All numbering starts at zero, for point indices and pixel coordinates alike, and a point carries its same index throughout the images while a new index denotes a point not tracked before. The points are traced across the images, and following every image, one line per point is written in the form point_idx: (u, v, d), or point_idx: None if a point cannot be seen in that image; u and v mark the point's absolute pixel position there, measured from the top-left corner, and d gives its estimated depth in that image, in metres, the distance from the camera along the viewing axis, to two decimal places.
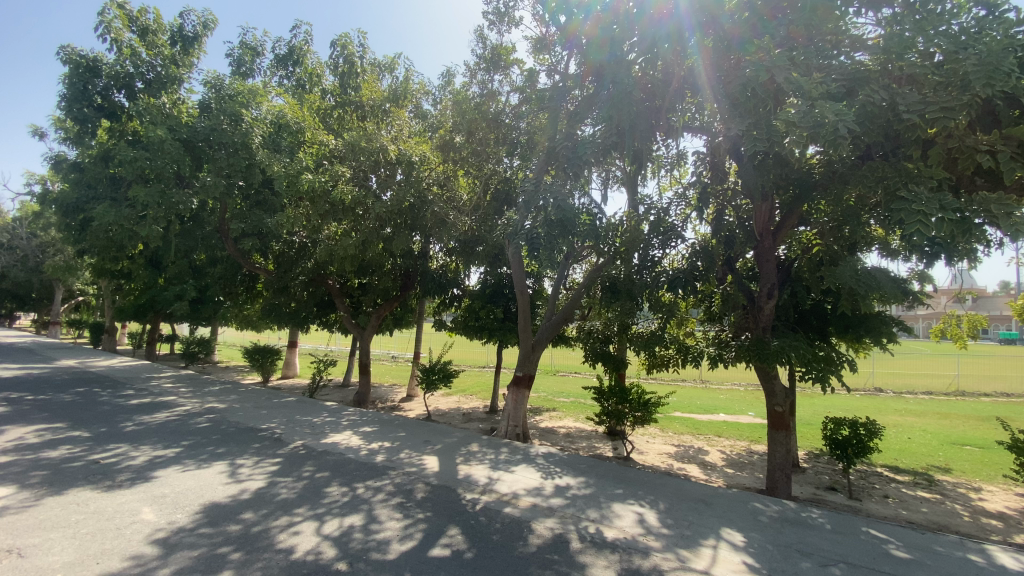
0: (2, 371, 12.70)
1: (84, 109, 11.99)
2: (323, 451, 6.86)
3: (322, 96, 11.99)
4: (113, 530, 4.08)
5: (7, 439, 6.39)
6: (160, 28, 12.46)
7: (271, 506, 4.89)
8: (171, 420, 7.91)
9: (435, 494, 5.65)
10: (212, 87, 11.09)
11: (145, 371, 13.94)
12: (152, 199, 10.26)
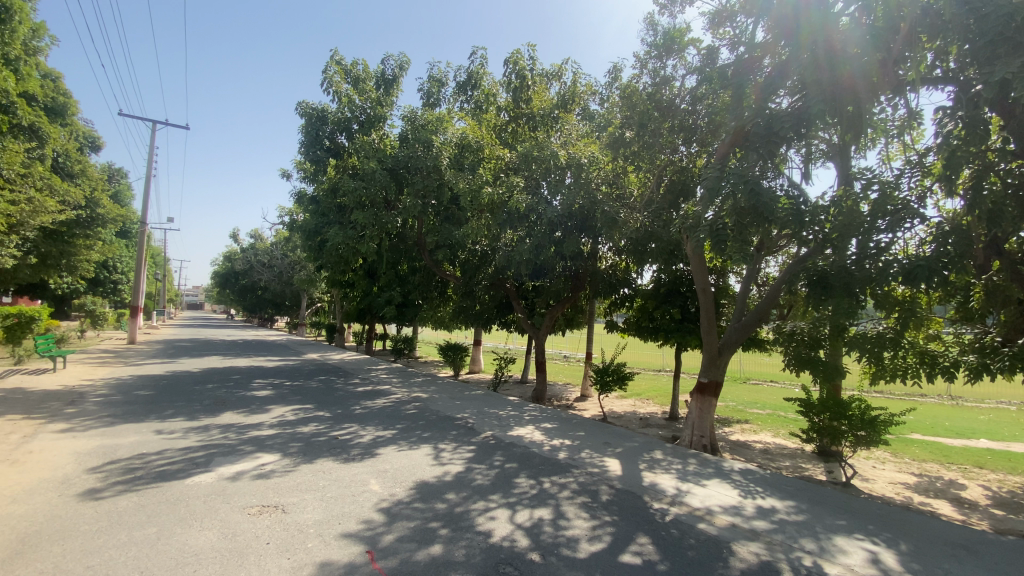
0: (273, 362, 16.47)
1: (318, 151, 14.88)
2: (510, 443, 7.24)
3: (497, 113, 12.82)
4: (350, 496, 4.86)
5: (278, 414, 8.20)
6: (368, 76, 14.78)
7: (469, 490, 5.31)
8: (387, 406, 9.25)
9: (621, 498, 5.49)
10: (408, 119, 12.78)
11: (366, 364, 16.66)
12: (368, 221, 12.25)
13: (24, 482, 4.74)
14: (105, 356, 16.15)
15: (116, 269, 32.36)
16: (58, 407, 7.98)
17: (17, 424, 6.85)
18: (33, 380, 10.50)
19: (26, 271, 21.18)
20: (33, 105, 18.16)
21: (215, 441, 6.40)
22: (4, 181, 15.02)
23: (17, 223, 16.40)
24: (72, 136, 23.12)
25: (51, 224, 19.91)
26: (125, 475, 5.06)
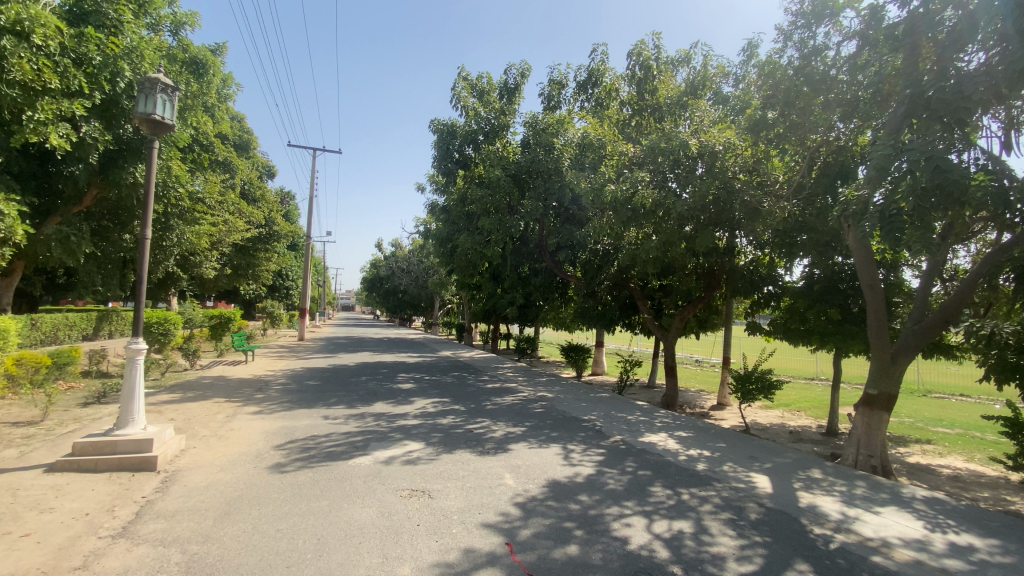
0: (412, 358, 17.99)
1: (448, 164, 15.95)
2: (642, 449, 6.98)
3: (620, 108, 12.50)
4: (487, 488, 5.08)
5: (420, 406, 8.92)
6: (492, 87, 15.45)
7: (602, 493, 5.21)
8: (516, 403, 9.54)
9: (772, 518, 4.96)
10: (530, 124, 13.08)
11: (494, 362, 17.38)
12: (494, 226, 12.77)
13: (230, 454, 5.75)
14: (282, 350, 19.08)
15: (288, 277, 38.09)
16: (251, 393, 9.60)
17: (224, 405, 8.37)
18: (233, 369, 12.78)
19: (225, 281, 25.92)
20: (229, 145, 22.21)
21: (369, 428, 7.16)
22: (210, 208, 18.58)
23: (219, 241, 20.17)
24: (255, 168, 27.81)
25: (242, 241, 24.13)
26: (301, 453, 5.89)
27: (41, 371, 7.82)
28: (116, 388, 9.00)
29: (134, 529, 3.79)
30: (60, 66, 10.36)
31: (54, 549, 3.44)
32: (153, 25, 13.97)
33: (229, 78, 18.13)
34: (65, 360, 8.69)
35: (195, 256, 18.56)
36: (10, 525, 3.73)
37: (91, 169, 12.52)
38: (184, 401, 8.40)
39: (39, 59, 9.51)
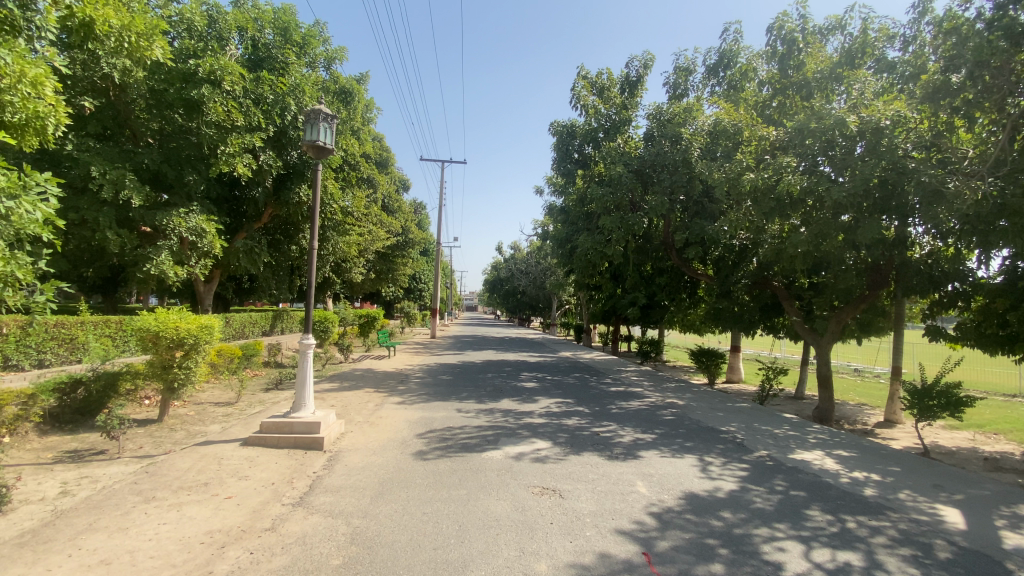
0: (535, 358, 18.36)
1: (567, 165, 15.98)
2: (792, 467, 6.25)
3: (757, 89, 11.46)
4: (619, 494, 4.94)
5: (545, 405, 9.04)
6: (613, 83, 15.18)
7: (748, 512, 4.76)
8: (644, 409, 9.19)
9: (972, 562, 4.09)
10: (654, 116, 12.58)
11: (618, 364, 16.98)
12: (615, 224, 12.43)
13: (380, 439, 6.37)
14: (418, 347, 20.75)
15: (421, 280, 41.37)
16: (394, 385, 10.57)
17: (372, 394, 9.34)
18: (379, 363, 14.23)
19: (370, 284, 28.97)
20: (371, 162, 24.84)
21: (499, 423, 7.42)
22: (358, 220, 20.93)
23: (364, 249, 22.60)
24: (392, 181, 30.71)
25: (383, 247, 26.80)
26: (440, 443, 6.31)
27: (236, 360, 9.43)
28: (289, 377, 10.53)
29: (308, 500, 4.36)
30: (245, 107, 13.11)
31: (250, 511, 4.09)
32: (311, 63, 16.09)
33: (371, 102, 20.29)
34: (252, 351, 10.39)
35: (345, 262, 21.05)
36: (218, 487, 4.52)
37: (268, 191, 14.98)
38: (341, 390, 9.54)
39: (228, 101, 12.49)
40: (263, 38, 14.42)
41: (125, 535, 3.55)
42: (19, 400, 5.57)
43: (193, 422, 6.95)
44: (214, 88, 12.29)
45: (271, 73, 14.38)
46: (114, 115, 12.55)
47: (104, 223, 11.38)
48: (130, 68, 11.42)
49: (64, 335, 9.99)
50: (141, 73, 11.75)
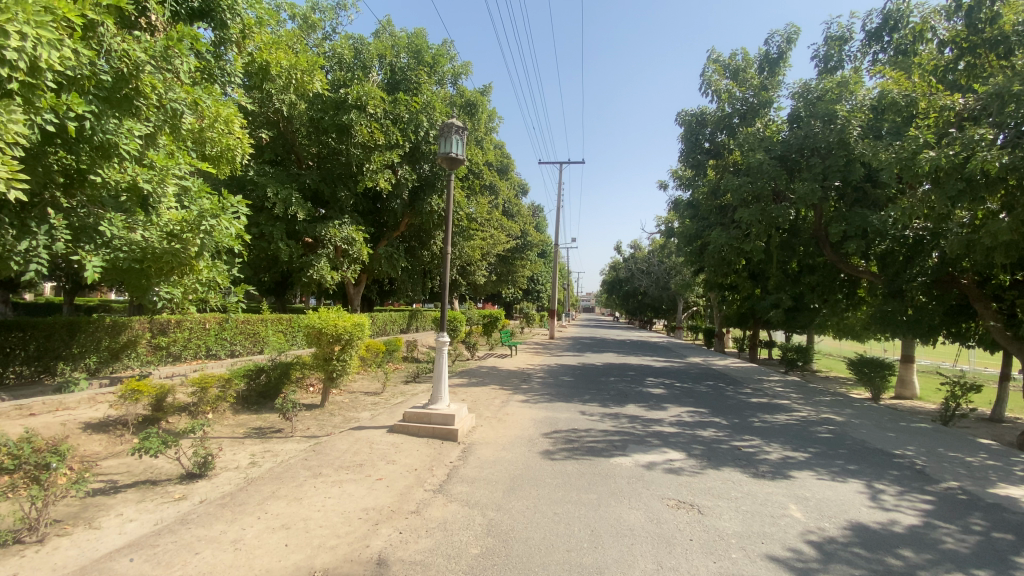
0: (660, 362, 17.51)
1: (697, 155, 15.09)
2: (998, 505, 5.10)
3: (936, 52, 9.62)
4: (768, 516, 4.46)
5: (675, 413, 8.55)
6: (749, 64, 13.94)
7: (936, 553, 3.98)
8: (792, 424, 8.23)
9: None
10: (800, 96, 11.29)
11: (756, 372, 15.46)
12: (754, 217, 11.37)
13: (508, 436, 6.56)
14: (539, 347, 21.05)
15: (540, 282, 42.02)
16: (518, 384, 10.83)
17: (499, 392, 9.67)
18: (503, 362, 14.69)
19: (492, 285, 30.16)
20: (494, 168, 25.91)
21: (626, 429, 7.19)
22: (482, 225, 21.93)
23: (488, 252, 23.57)
24: (514, 186, 31.69)
25: (504, 250, 27.75)
26: (567, 444, 6.29)
27: (380, 355, 10.44)
28: (424, 372, 11.37)
29: (446, 489, 4.62)
30: (385, 128, 14.46)
31: (397, 493, 4.46)
32: (440, 80, 17.23)
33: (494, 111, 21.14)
34: (394, 347, 11.41)
35: (470, 266, 22.17)
36: (370, 469, 5.01)
37: (405, 203, 16.30)
38: (470, 386, 10.03)
39: (371, 123, 13.90)
40: (398, 62, 15.76)
41: (299, 505, 4.10)
42: (222, 382, 6.76)
43: (348, 409, 7.83)
44: (360, 113, 13.79)
45: (406, 94, 15.66)
46: (283, 144, 14.74)
47: (277, 236, 13.48)
48: (294, 102, 13.47)
49: (250, 330, 11.95)
50: (303, 105, 13.64)
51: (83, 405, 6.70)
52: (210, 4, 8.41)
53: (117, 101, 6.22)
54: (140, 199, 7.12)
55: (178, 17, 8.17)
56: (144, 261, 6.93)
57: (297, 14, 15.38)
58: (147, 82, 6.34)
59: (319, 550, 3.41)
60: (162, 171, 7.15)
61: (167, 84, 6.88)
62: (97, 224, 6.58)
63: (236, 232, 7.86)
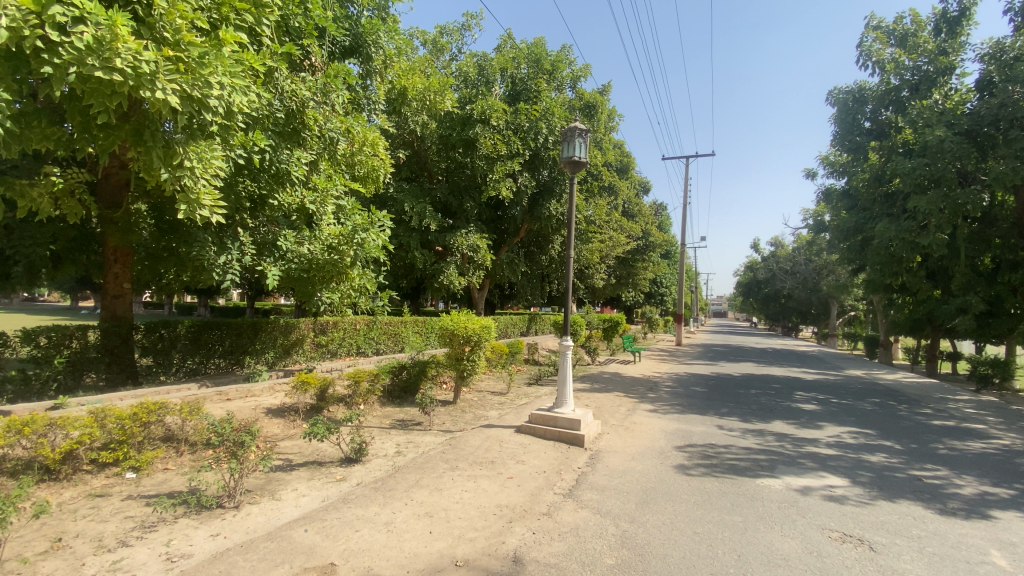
0: (809, 374, 15.59)
1: (856, 137, 13.04)
2: None
3: None
4: (964, 562, 3.69)
5: (832, 433, 7.53)
6: (921, 27, 11.92)
7: None
8: (992, 453, 6.74)
9: None
10: (992, 59, 9.55)
11: (937, 389, 13.00)
12: (933, 205, 9.66)
13: (638, 445, 6.33)
14: (664, 354, 20.06)
15: (664, 285, 40.16)
16: (645, 392, 10.43)
17: (624, 399, 9.40)
18: (627, 368, 14.27)
19: (613, 289, 29.52)
20: (614, 169, 25.45)
21: (771, 448, 6.50)
22: (601, 227, 21.66)
23: (608, 255, 23.15)
24: (634, 185, 30.76)
25: (625, 252, 27.03)
26: (704, 459, 5.88)
27: (506, 356, 10.80)
28: (547, 375, 11.49)
29: (577, 494, 4.60)
30: (507, 138, 15.01)
31: (528, 493, 4.55)
32: (559, 86, 17.43)
33: (614, 111, 20.78)
34: (518, 349, 11.72)
35: (590, 269, 21.95)
36: (502, 467, 5.19)
37: (525, 209, 16.71)
38: (594, 392, 9.90)
39: (495, 135, 14.51)
40: (519, 73, 16.23)
41: (439, 495, 4.38)
42: (371, 377, 7.52)
43: (477, 407, 8.21)
44: (484, 126, 14.48)
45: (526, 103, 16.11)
46: (416, 161, 16.02)
47: (413, 246, 14.68)
48: (426, 121, 14.60)
49: (392, 331, 13.12)
50: (433, 123, 14.73)
51: (265, 393, 7.92)
52: (359, 40, 9.49)
53: (288, 134, 7.34)
54: (307, 217, 8.31)
55: (333, 56, 9.39)
56: (310, 271, 8.03)
57: (428, 40, 16.72)
58: (311, 116, 7.39)
59: (460, 541, 3.60)
60: (324, 193, 8.24)
61: (326, 116, 7.93)
62: (275, 239, 7.82)
63: (382, 242, 8.76)
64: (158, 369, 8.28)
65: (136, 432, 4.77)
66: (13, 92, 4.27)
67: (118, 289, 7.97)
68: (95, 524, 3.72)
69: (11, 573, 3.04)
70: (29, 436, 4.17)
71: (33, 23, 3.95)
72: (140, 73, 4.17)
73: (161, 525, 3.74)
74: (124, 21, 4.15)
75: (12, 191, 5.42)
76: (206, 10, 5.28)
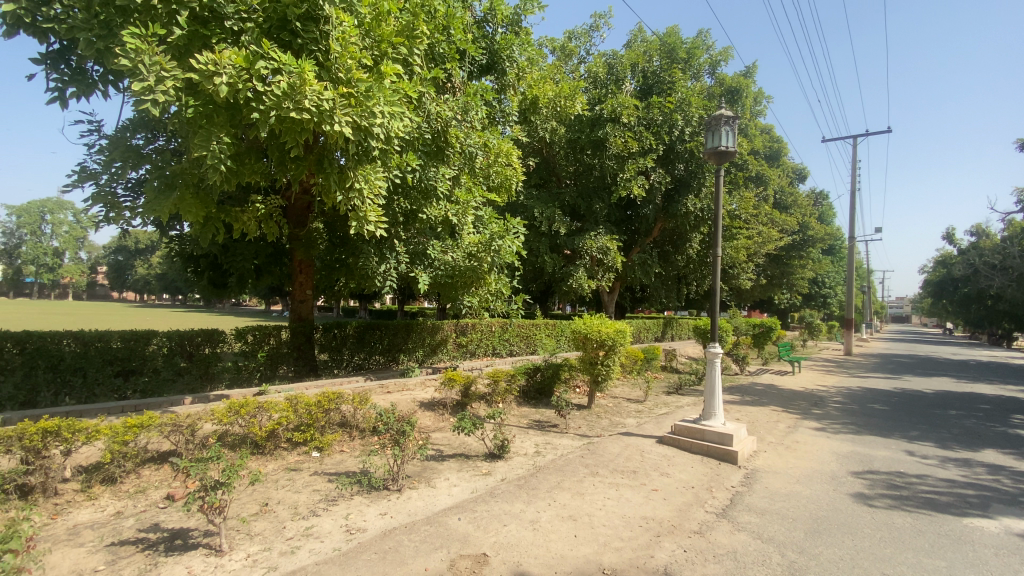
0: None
1: None
2: None
3: None
4: None
5: None
6: None
7: None
8: None
9: None
10: None
11: None
12: None
13: (802, 467, 5.62)
14: (828, 364, 17.57)
15: (824, 285, 35.29)
16: (806, 407, 9.23)
17: (782, 414, 8.42)
18: (781, 379, 12.78)
19: (760, 290, 26.77)
20: (760, 158, 23.17)
21: (985, 482, 5.29)
22: (746, 223, 19.87)
23: (754, 253, 21.08)
24: (785, 174, 27.65)
25: (775, 249, 24.37)
26: (890, 490, 5.00)
27: (642, 362, 10.41)
28: (688, 383, 10.80)
29: (731, 515, 4.23)
30: (639, 134, 14.60)
31: (676, 508, 4.31)
32: (696, 73, 16.46)
33: (759, 95, 18.95)
34: (655, 355, 11.21)
35: (734, 269, 20.17)
36: (645, 477, 5.00)
37: (659, 207, 16.04)
38: (744, 404, 9.04)
39: (626, 133, 14.20)
40: (651, 66, 15.70)
41: (582, 500, 4.36)
42: (508, 377, 7.81)
43: (614, 414, 8.04)
44: (614, 124, 14.27)
45: (659, 96, 15.50)
46: (546, 167, 16.34)
47: (543, 250, 14.93)
48: (555, 127, 14.83)
49: (525, 333, 13.50)
50: (562, 128, 14.91)
51: (417, 387, 8.70)
52: (494, 57, 10.02)
53: (435, 152, 8.03)
54: (450, 228, 8.86)
55: (472, 75, 10.03)
56: (454, 277, 8.67)
57: (557, 46, 16.99)
58: (453, 133, 7.99)
59: (606, 549, 3.54)
60: (464, 205, 8.70)
61: (466, 132, 8.50)
62: (424, 248, 8.60)
63: (517, 248, 9.11)
64: (331, 362, 9.65)
65: (319, 417, 5.57)
66: (231, 136, 5.29)
67: (302, 295, 9.39)
68: (292, 494, 4.41)
69: (236, 527, 3.74)
70: (244, 416, 5.10)
71: (246, 78, 4.85)
72: (322, 110, 4.89)
73: (339, 500, 4.29)
74: (310, 67, 4.90)
75: (231, 216, 6.73)
76: (369, 49, 5.98)
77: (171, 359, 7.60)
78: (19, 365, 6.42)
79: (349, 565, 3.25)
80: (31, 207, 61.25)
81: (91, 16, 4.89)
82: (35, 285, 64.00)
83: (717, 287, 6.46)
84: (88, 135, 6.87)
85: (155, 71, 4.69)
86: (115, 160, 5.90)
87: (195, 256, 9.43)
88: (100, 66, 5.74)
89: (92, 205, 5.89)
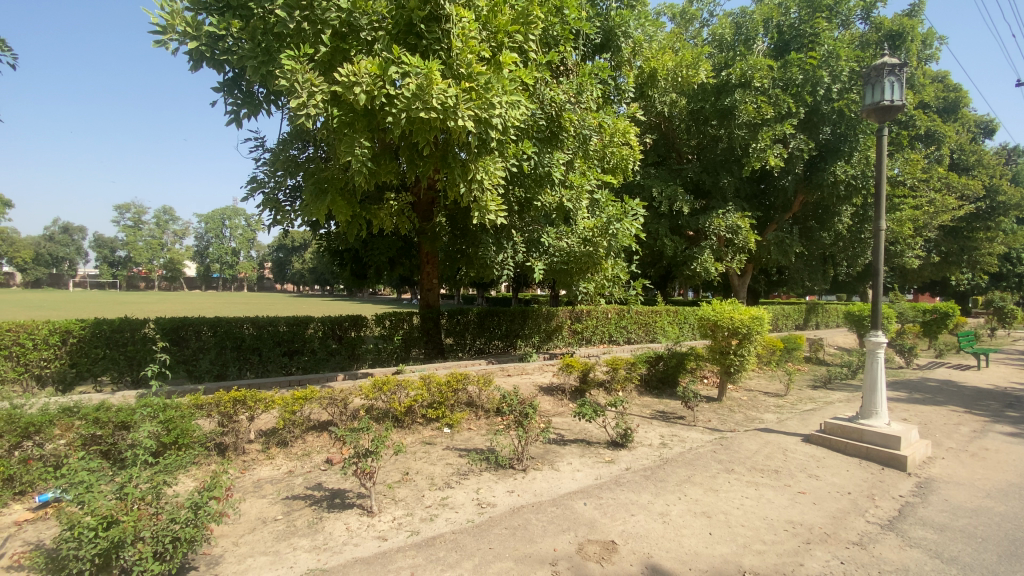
0: None
1: None
2: None
3: None
4: None
5: None
6: None
7: None
8: None
9: None
10: None
11: None
12: None
13: (997, 479, 4.66)
14: None
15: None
16: (999, 408, 7.64)
17: (964, 416, 7.07)
18: (963, 375, 10.72)
19: (931, 270, 22.70)
20: (931, 112, 19.53)
21: None
22: (913, 190, 16.99)
23: (924, 226, 17.87)
24: (966, 128, 23.04)
25: (952, 220, 20.43)
26: None
27: (781, 352, 9.46)
28: (838, 376, 9.56)
29: (901, 529, 3.67)
30: (775, 98, 13.15)
31: (829, 515, 3.85)
32: (846, 21, 14.37)
33: (930, 35, 15.93)
34: (797, 345, 10.10)
35: (896, 246, 17.27)
36: (790, 479, 4.53)
37: (800, 177, 14.32)
38: (911, 403, 7.77)
39: (758, 98, 12.89)
40: (789, 19, 14.08)
41: (717, 497, 4.10)
42: (628, 365, 7.60)
43: (749, 408, 7.42)
44: (745, 90, 13.08)
45: (799, 52, 13.81)
46: (664, 143, 15.43)
47: (663, 233, 14.19)
48: (676, 99, 13.92)
49: (643, 320, 12.99)
50: (684, 100, 14.04)
51: (536, 371, 8.82)
52: (610, 35, 9.70)
53: (550, 138, 8.01)
54: (564, 214, 8.79)
55: (587, 56, 9.84)
56: (570, 263, 8.59)
57: (676, 13, 15.89)
58: (568, 117, 7.91)
59: (747, 551, 3.30)
60: (579, 189, 8.54)
61: (581, 115, 8.38)
62: (540, 236, 8.66)
63: (635, 231, 8.79)
64: (456, 346, 10.23)
65: (449, 396, 5.98)
66: (369, 140, 5.82)
67: (429, 283, 9.90)
68: (428, 466, 4.77)
69: (383, 492, 4.15)
70: (386, 392, 5.66)
71: (380, 84, 5.28)
72: (447, 106, 5.15)
73: (470, 475, 4.55)
74: (436, 66, 5.14)
75: (368, 214, 7.39)
76: (487, 41, 6.15)
77: (325, 341, 8.58)
78: (213, 344, 7.65)
79: (482, 537, 3.42)
80: (216, 215, 73.84)
81: (255, 45, 5.65)
82: (221, 279, 77.29)
83: (879, 266, 5.53)
84: (256, 149, 7.99)
85: (307, 87, 5.27)
86: (278, 170, 6.84)
87: (340, 251, 10.61)
88: (263, 88, 6.64)
89: (263, 210, 6.87)
